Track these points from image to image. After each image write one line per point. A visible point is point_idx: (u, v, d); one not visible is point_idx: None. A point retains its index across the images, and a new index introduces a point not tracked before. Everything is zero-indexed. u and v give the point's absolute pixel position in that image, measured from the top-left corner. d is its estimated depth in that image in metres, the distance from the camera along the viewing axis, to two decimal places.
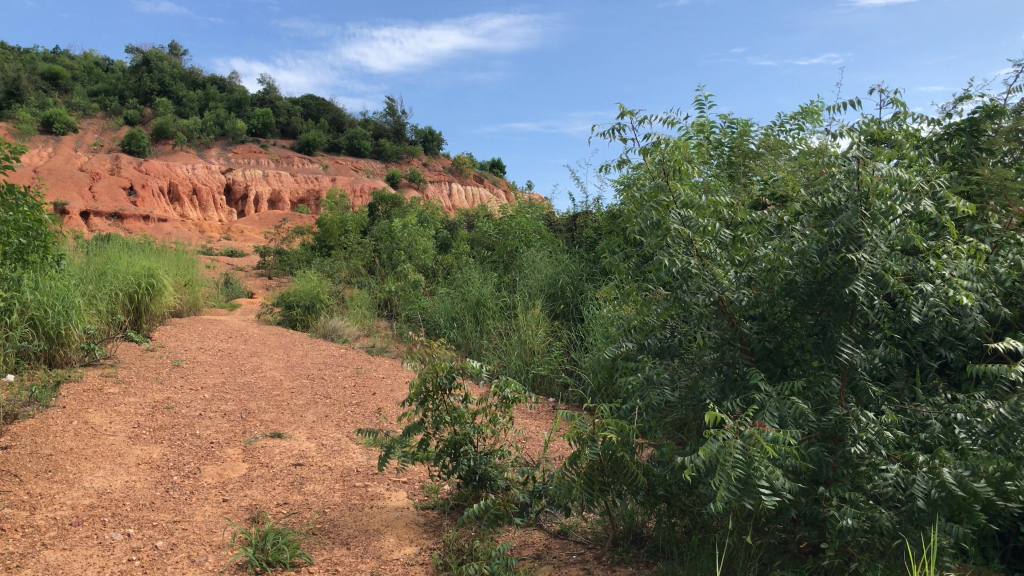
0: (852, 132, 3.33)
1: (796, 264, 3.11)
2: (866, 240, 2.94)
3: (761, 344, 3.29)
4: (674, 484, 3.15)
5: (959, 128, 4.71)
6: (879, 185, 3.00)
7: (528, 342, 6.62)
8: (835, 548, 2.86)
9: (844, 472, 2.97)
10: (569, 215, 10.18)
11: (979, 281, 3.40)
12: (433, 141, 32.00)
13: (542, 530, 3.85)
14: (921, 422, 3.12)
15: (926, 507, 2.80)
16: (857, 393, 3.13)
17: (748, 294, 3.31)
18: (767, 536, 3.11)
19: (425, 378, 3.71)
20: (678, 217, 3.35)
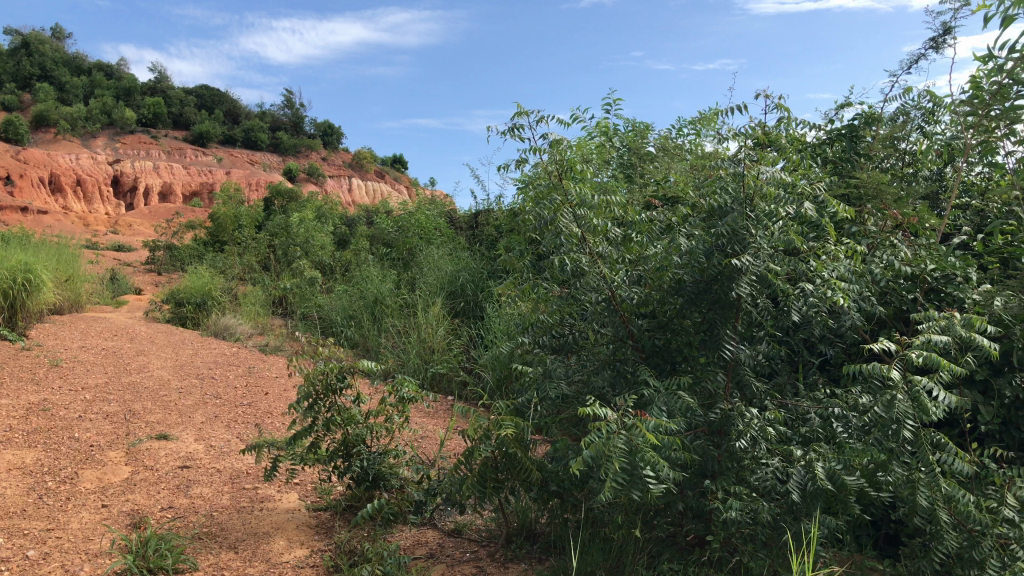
0: (740, 136, 3.44)
1: (685, 264, 3.20)
2: (750, 241, 3.04)
3: (651, 341, 3.39)
4: (567, 480, 3.17)
5: (840, 133, 4.94)
6: (763, 188, 3.11)
7: (427, 340, 6.57)
8: (720, 539, 2.97)
9: (729, 466, 3.05)
10: (471, 212, 10.16)
11: (857, 281, 3.56)
12: (334, 135, 31.49)
13: (437, 529, 3.82)
14: (801, 417, 3.28)
15: (804, 499, 2.91)
16: (742, 388, 3.24)
17: (638, 293, 3.38)
18: (655, 530, 3.19)
19: (315, 377, 3.65)
20: (571, 216, 3.38)
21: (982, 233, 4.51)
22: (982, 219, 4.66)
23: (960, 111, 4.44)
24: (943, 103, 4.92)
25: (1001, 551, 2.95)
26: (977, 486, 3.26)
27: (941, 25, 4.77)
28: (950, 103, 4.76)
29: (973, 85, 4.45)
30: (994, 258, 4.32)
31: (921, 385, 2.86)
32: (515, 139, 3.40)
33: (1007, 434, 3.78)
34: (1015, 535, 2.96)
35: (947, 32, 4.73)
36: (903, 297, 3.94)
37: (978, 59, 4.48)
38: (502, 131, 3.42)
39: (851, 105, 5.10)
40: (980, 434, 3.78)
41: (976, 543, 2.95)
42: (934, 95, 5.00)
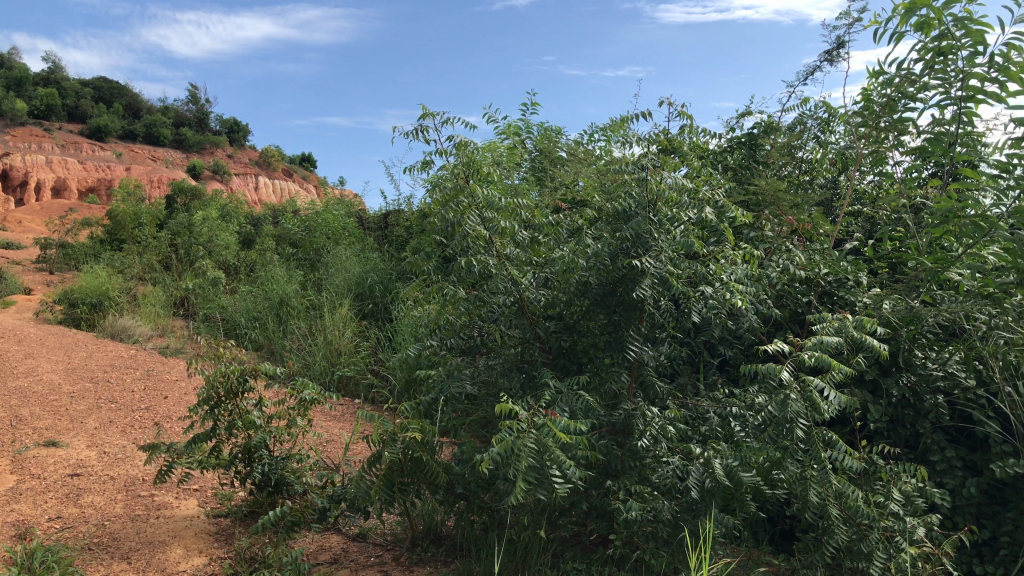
0: (645, 141, 3.51)
1: (591, 266, 3.25)
2: (652, 244, 3.11)
3: (558, 342, 3.45)
4: (473, 482, 3.18)
5: (739, 141, 5.11)
6: (666, 193, 3.19)
7: (334, 342, 6.48)
8: (623, 537, 3.03)
9: (632, 464, 3.12)
10: (381, 212, 10.06)
11: (753, 285, 3.67)
12: (240, 132, 30.75)
13: (341, 534, 3.76)
14: (701, 416, 3.38)
15: (702, 497, 2.98)
16: (645, 389, 3.33)
17: (545, 295, 3.42)
18: (560, 529, 3.22)
19: (215, 381, 3.55)
20: (478, 218, 3.36)
21: (872, 239, 4.71)
22: (873, 226, 4.87)
23: (853, 122, 4.63)
24: (837, 114, 5.12)
25: (886, 543, 3.09)
26: (867, 481, 3.40)
27: (834, 39, 4.97)
28: (842, 114, 4.96)
29: (864, 98, 4.65)
30: (883, 263, 4.52)
31: (813, 385, 2.97)
32: (421, 140, 3.38)
33: (894, 431, 3.95)
34: (900, 528, 3.10)
35: (840, 46, 4.94)
36: (799, 300, 4.09)
37: (868, 73, 4.68)
38: (407, 133, 3.40)
39: (751, 114, 5.27)
40: (869, 431, 3.95)
41: (864, 537, 3.08)
42: (829, 105, 5.21)
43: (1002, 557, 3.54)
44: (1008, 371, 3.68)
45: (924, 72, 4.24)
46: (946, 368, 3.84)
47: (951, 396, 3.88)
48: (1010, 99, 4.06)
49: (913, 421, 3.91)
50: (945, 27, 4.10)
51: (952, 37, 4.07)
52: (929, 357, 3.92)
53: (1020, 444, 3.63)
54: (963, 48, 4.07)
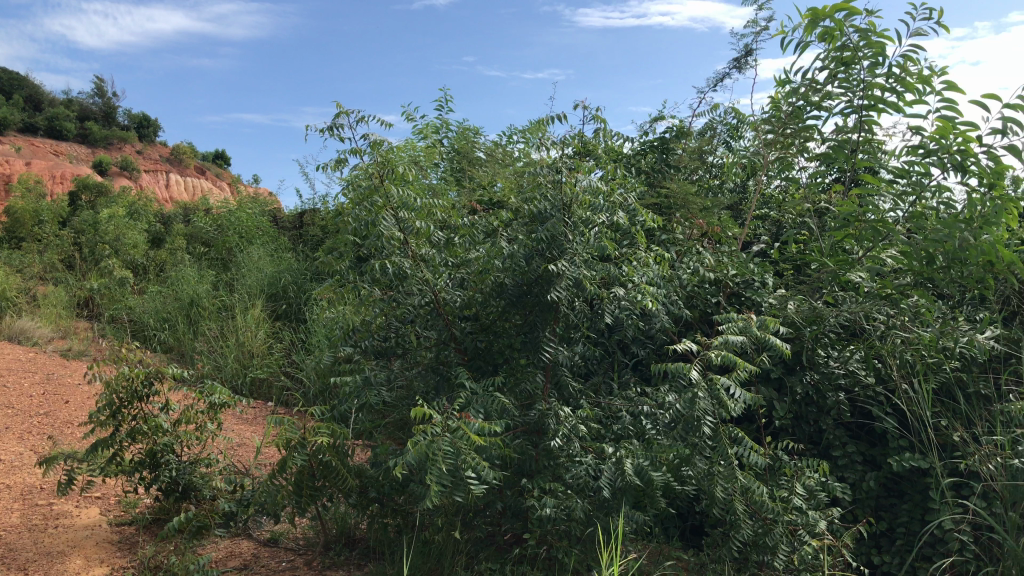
0: (560, 144, 3.55)
1: (506, 268, 3.25)
2: (567, 246, 3.15)
3: (473, 343, 3.47)
4: (387, 485, 3.17)
5: (652, 145, 5.22)
6: (580, 196, 3.23)
7: (246, 344, 6.34)
8: (537, 536, 3.06)
9: (547, 464, 3.11)
10: (296, 211, 9.88)
11: (664, 286, 3.77)
12: (150, 128, 29.81)
13: (251, 539, 3.67)
14: (613, 415, 3.47)
15: (615, 496, 3.03)
16: (560, 389, 3.37)
17: (461, 296, 3.44)
18: (475, 529, 3.23)
19: (118, 385, 3.44)
20: (393, 218, 3.32)
21: (778, 242, 4.87)
22: (779, 230, 5.04)
23: (761, 129, 4.78)
24: (745, 121, 5.27)
25: (790, 536, 3.20)
26: (771, 477, 3.50)
27: (742, 47, 5.12)
28: (751, 121, 5.11)
29: (771, 105, 4.79)
30: (788, 265, 4.68)
31: (721, 384, 3.04)
32: (334, 138, 3.34)
33: (799, 428, 4.08)
34: (803, 521, 3.22)
35: (749, 54, 5.08)
36: (708, 300, 4.19)
37: (775, 81, 4.83)
38: (321, 130, 3.36)
39: (663, 119, 5.37)
40: (775, 428, 4.07)
41: (769, 530, 3.18)
42: (738, 111, 5.36)
43: (898, 546, 3.70)
44: (904, 369, 3.84)
45: (828, 81, 4.40)
46: (848, 367, 3.98)
47: (851, 393, 4.05)
48: (908, 108, 4.24)
49: (816, 418, 4.06)
50: (848, 38, 4.26)
51: (854, 47, 4.23)
52: (831, 356, 4.07)
53: (916, 439, 3.81)
54: (864, 58, 4.23)
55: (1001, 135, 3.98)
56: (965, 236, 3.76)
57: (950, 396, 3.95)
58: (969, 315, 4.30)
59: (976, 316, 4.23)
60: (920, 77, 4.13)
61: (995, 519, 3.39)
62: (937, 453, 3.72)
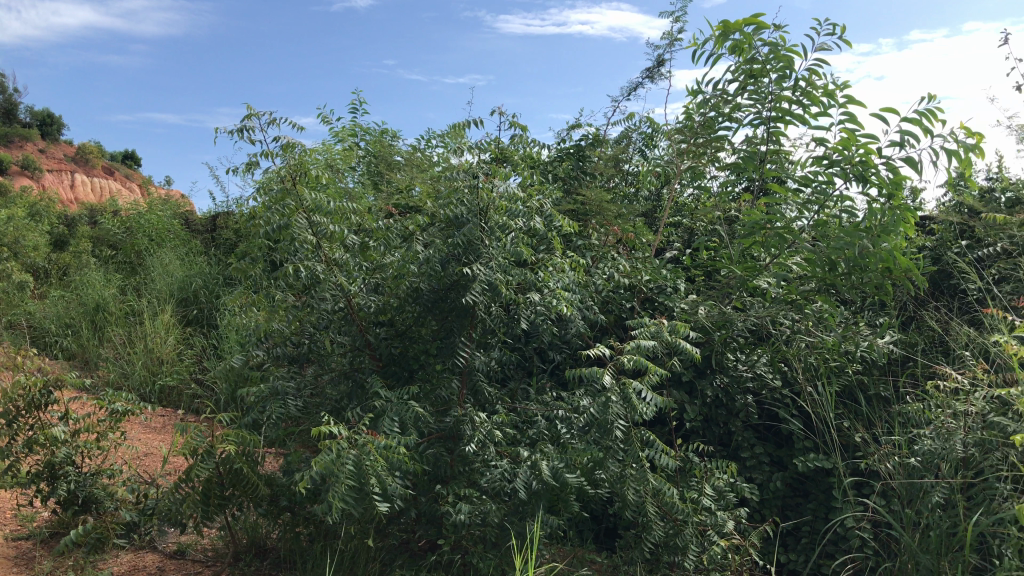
0: (475, 149, 3.55)
1: (421, 273, 3.23)
2: (483, 251, 3.15)
3: (388, 349, 3.46)
4: (299, 494, 3.12)
5: (569, 153, 5.27)
6: (496, 201, 3.23)
7: (154, 350, 6.15)
8: (451, 543, 3.06)
9: (462, 470, 3.16)
10: (209, 215, 9.63)
11: (580, 291, 3.83)
12: (54, 126, 28.66)
13: (157, 552, 3.49)
14: (529, 420, 3.48)
15: (528, 501, 3.06)
16: (476, 394, 3.39)
17: (376, 302, 3.40)
18: (389, 537, 3.21)
19: (12, 394, 3.29)
20: (306, 221, 3.26)
21: (690, 249, 4.99)
22: (691, 237, 5.16)
23: (675, 138, 4.88)
24: (659, 130, 5.38)
25: (700, 536, 3.27)
26: (682, 478, 3.57)
27: (655, 58, 5.22)
28: (664, 130, 5.21)
29: (683, 115, 4.90)
30: (700, 271, 4.79)
31: (632, 387, 3.09)
32: (246, 140, 3.25)
33: (709, 430, 4.17)
34: (712, 522, 3.30)
35: (661, 65, 5.19)
36: (623, 306, 4.23)
37: (687, 92, 4.94)
38: (231, 132, 3.27)
39: (580, 126, 5.44)
40: (686, 431, 4.15)
41: (679, 531, 3.25)
42: (653, 120, 5.47)
43: (803, 545, 3.82)
44: (809, 372, 3.98)
45: (737, 93, 4.52)
46: (755, 370, 4.12)
47: (759, 396, 4.17)
48: (813, 121, 4.39)
49: (725, 421, 4.16)
50: (757, 51, 4.38)
51: (763, 60, 4.36)
52: (739, 359, 4.18)
53: (820, 440, 3.95)
54: (772, 71, 4.36)
55: (899, 148, 4.16)
56: (865, 244, 3.92)
57: (851, 399, 4.11)
58: (870, 320, 4.48)
59: (876, 321, 4.42)
60: (825, 91, 4.28)
61: (893, 516, 3.53)
62: (839, 454, 3.86)
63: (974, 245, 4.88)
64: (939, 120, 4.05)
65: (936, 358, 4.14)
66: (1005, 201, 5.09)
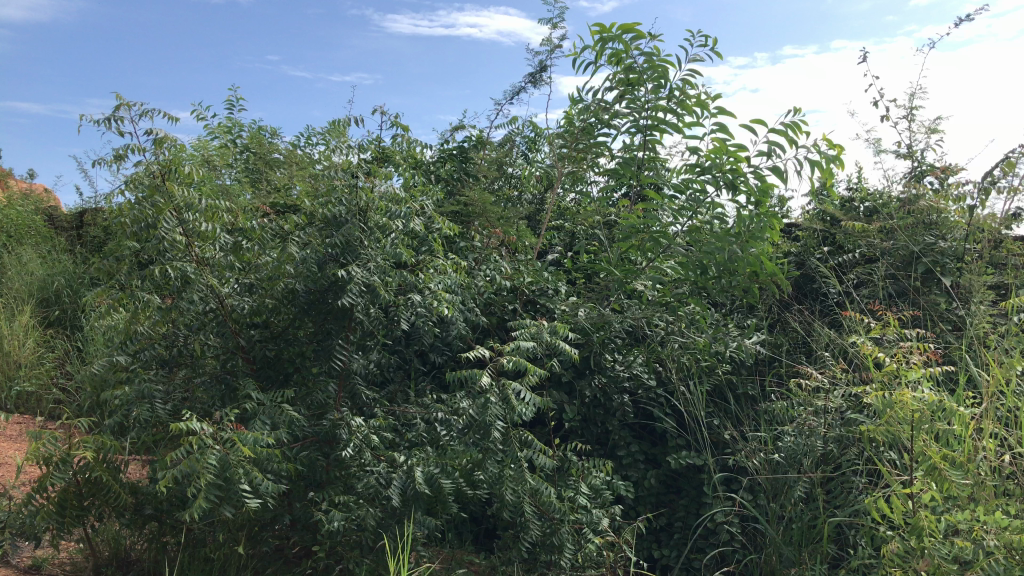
0: (356, 148, 3.50)
1: (298, 273, 3.17)
2: (361, 252, 3.11)
3: (263, 352, 3.39)
4: (165, 501, 3.00)
5: (451, 154, 5.28)
6: (376, 201, 3.20)
7: (11, 353, 5.80)
8: (326, 548, 3.01)
9: (337, 475, 3.09)
10: (75, 211, 9.15)
11: (461, 292, 3.84)
12: None
13: (8, 568, 3.25)
14: (408, 423, 3.45)
15: (404, 504, 3.04)
16: (353, 398, 3.34)
17: (249, 302, 3.31)
18: (260, 544, 3.09)
19: None
20: (175, 220, 3.11)
21: (571, 252, 5.08)
22: (573, 240, 5.25)
23: (556, 143, 4.96)
24: (542, 134, 5.45)
25: (575, 535, 3.33)
26: (560, 478, 3.62)
27: (537, 63, 5.29)
28: (546, 135, 5.28)
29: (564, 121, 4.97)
30: (580, 274, 4.88)
31: (511, 388, 3.12)
32: (113, 131, 3.09)
33: (587, 430, 4.22)
34: (587, 520, 3.36)
35: (543, 70, 5.25)
36: (505, 307, 4.22)
37: (568, 98, 5.02)
38: (96, 122, 3.09)
39: (463, 128, 5.45)
40: (565, 431, 4.21)
41: (556, 530, 3.30)
42: (535, 124, 5.54)
43: (676, 540, 3.93)
44: (682, 372, 4.12)
45: (615, 101, 4.62)
46: (632, 370, 4.20)
47: (635, 395, 4.27)
48: (686, 130, 4.54)
49: (602, 420, 4.21)
50: (633, 60, 4.50)
51: (639, 69, 4.48)
52: (617, 360, 4.28)
53: (692, 438, 4.09)
54: (648, 81, 4.49)
55: (766, 157, 4.35)
56: (734, 250, 4.10)
57: (722, 398, 4.26)
58: (740, 322, 4.67)
59: (745, 324, 4.61)
60: (698, 100, 4.43)
61: (758, 510, 3.68)
62: (710, 451, 4.00)
63: (835, 251, 5.15)
64: (803, 132, 4.26)
65: (800, 358, 4.35)
66: (863, 210, 5.40)
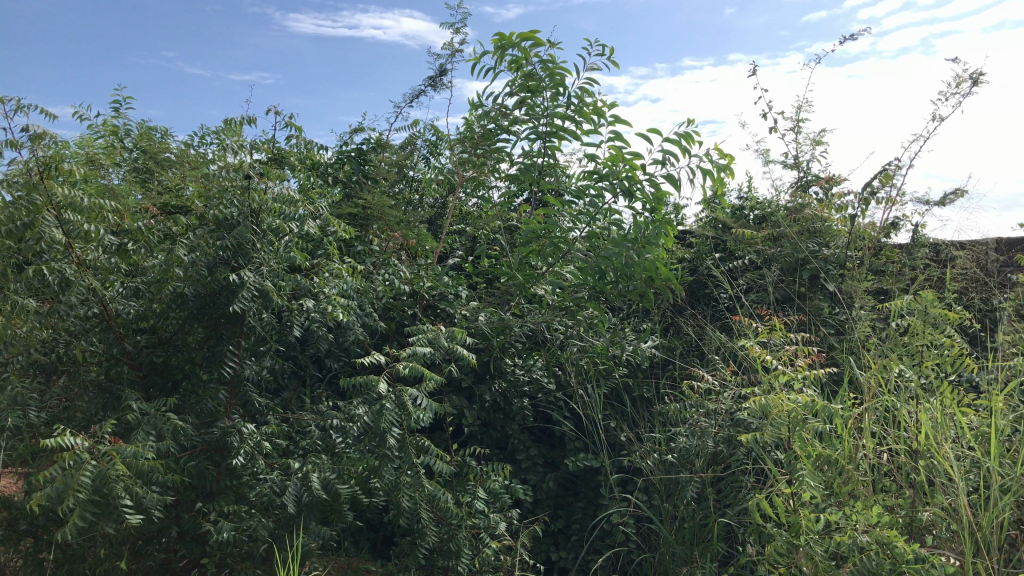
0: (250, 149, 3.41)
1: (187, 277, 3.06)
2: (253, 256, 3.03)
3: (149, 358, 3.24)
4: (41, 517, 2.85)
5: (349, 156, 5.20)
6: (269, 203, 3.12)
7: None
8: (215, 560, 2.92)
9: (228, 484, 3.01)
10: None
11: (358, 297, 3.79)
12: None
13: None
14: (302, 429, 3.37)
15: (297, 512, 2.98)
16: (245, 405, 3.24)
17: (135, 307, 3.17)
18: (145, 558, 2.97)
19: None
20: (55, 220, 2.95)
21: (471, 257, 5.08)
22: (473, 245, 5.25)
23: (457, 148, 4.95)
24: (443, 138, 5.44)
25: (473, 540, 3.33)
26: (458, 482, 3.61)
27: (438, 67, 5.27)
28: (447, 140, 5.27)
29: (464, 126, 4.97)
30: (481, 278, 4.88)
31: (408, 394, 3.08)
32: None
33: (487, 434, 4.22)
34: (484, 524, 3.36)
35: (444, 74, 5.24)
36: (404, 312, 4.19)
37: (468, 103, 5.02)
38: None
39: (363, 130, 5.39)
40: (464, 436, 4.20)
41: (453, 535, 3.29)
42: (437, 128, 5.53)
43: (573, 542, 3.97)
44: (580, 375, 4.17)
45: (515, 107, 4.65)
46: (531, 374, 4.26)
47: (534, 399, 4.30)
48: (585, 137, 4.60)
49: (502, 424, 4.23)
50: (533, 67, 4.54)
51: (538, 77, 4.52)
52: (517, 364, 4.30)
53: (589, 440, 4.14)
54: (547, 88, 4.53)
55: (661, 165, 4.44)
56: (631, 256, 4.19)
57: (618, 400, 4.36)
58: (636, 326, 4.77)
59: (641, 327, 4.70)
60: (595, 108, 4.50)
61: (652, 511, 3.75)
62: (607, 454, 4.06)
63: (726, 257, 5.30)
64: (695, 142, 4.37)
65: (693, 361, 4.46)
66: (753, 218, 5.57)
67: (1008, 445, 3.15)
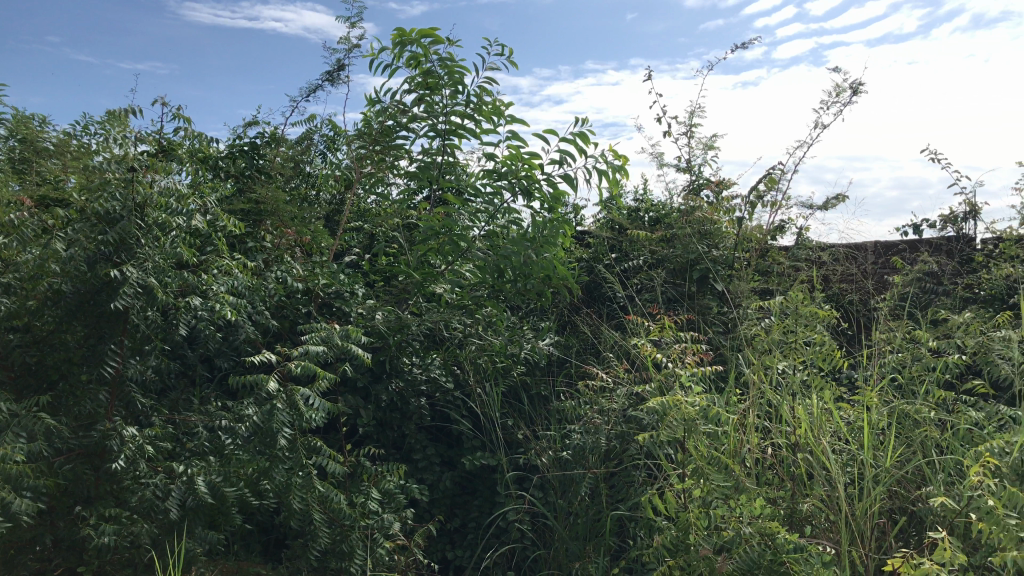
0: (135, 140, 3.28)
1: (64, 273, 2.92)
2: (136, 252, 2.91)
3: (21, 359, 3.07)
4: None
5: (242, 149, 5.06)
6: (155, 196, 2.99)
7: None
8: (93, 568, 2.80)
9: (107, 489, 2.88)
10: None
11: (248, 294, 3.69)
12: None
13: None
14: (189, 431, 3.26)
15: (181, 516, 2.88)
16: (127, 405, 3.10)
17: (7, 303, 3.03)
18: (16, 569, 2.81)
19: None
20: None
21: (368, 255, 5.01)
22: (370, 242, 5.18)
23: (354, 144, 4.88)
24: (340, 134, 5.36)
25: (366, 540, 3.28)
26: (352, 482, 3.56)
27: (335, 61, 5.19)
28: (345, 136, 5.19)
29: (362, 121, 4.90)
30: (377, 276, 4.82)
31: (300, 393, 3.03)
32: None
33: (383, 434, 4.18)
34: (378, 525, 3.32)
35: (341, 69, 5.16)
36: (298, 310, 4.11)
37: (366, 99, 4.96)
38: None
39: (257, 124, 5.26)
40: (359, 436, 4.14)
41: (346, 536, 3.24)
42: (334, 123, 5.44)
43: (469, 540, 3.96)
44: (477, 374, 4.18)
45: (413, 104, 4.62)
46: (428, 373, 4.26)
47: (431, 398, 4.30)
48: (483, 136, 4.61)
49: (399, 424, 4.19)
50: (432, 64, 4.52)
51: (437, 74, 4.50)
52: (414, 363, 4.27)
53: (486, 438, 4.14)
54: (446, 86, 4.52)
55: (559, 165, 4.49)
56: (528, 255, 4.21)
57: (516, 399, 4.37)
58: (532, 324, 4.80)
59: (538, 326, 4.74)
60: (493, 107, 4.51)
61: (547, 507, 3.79)
62: (503, 452, 4.07)
63: (622, 257, 5.39)
64: (592, 143, 4.43)
65: (588, 359, 4.52)
66: (648, 219, 5.68)
67: (881, 438, 3.31)
